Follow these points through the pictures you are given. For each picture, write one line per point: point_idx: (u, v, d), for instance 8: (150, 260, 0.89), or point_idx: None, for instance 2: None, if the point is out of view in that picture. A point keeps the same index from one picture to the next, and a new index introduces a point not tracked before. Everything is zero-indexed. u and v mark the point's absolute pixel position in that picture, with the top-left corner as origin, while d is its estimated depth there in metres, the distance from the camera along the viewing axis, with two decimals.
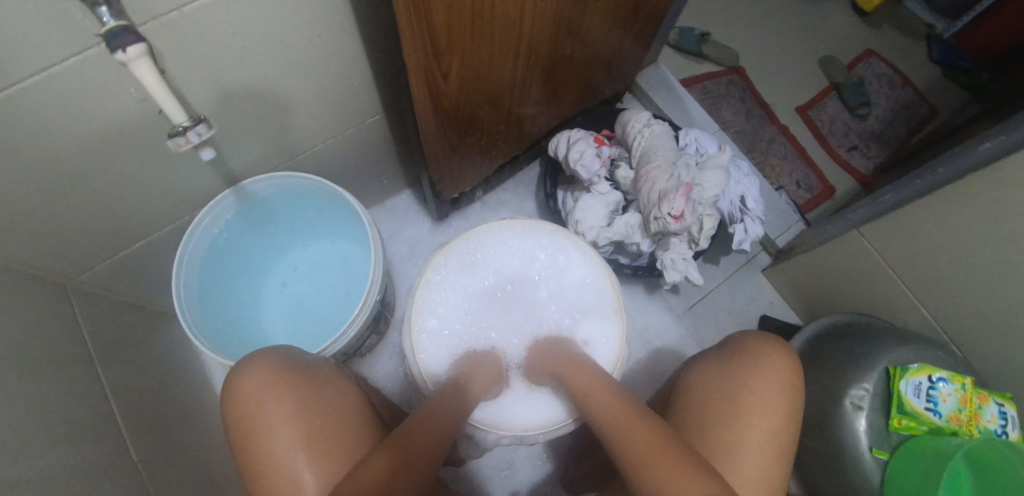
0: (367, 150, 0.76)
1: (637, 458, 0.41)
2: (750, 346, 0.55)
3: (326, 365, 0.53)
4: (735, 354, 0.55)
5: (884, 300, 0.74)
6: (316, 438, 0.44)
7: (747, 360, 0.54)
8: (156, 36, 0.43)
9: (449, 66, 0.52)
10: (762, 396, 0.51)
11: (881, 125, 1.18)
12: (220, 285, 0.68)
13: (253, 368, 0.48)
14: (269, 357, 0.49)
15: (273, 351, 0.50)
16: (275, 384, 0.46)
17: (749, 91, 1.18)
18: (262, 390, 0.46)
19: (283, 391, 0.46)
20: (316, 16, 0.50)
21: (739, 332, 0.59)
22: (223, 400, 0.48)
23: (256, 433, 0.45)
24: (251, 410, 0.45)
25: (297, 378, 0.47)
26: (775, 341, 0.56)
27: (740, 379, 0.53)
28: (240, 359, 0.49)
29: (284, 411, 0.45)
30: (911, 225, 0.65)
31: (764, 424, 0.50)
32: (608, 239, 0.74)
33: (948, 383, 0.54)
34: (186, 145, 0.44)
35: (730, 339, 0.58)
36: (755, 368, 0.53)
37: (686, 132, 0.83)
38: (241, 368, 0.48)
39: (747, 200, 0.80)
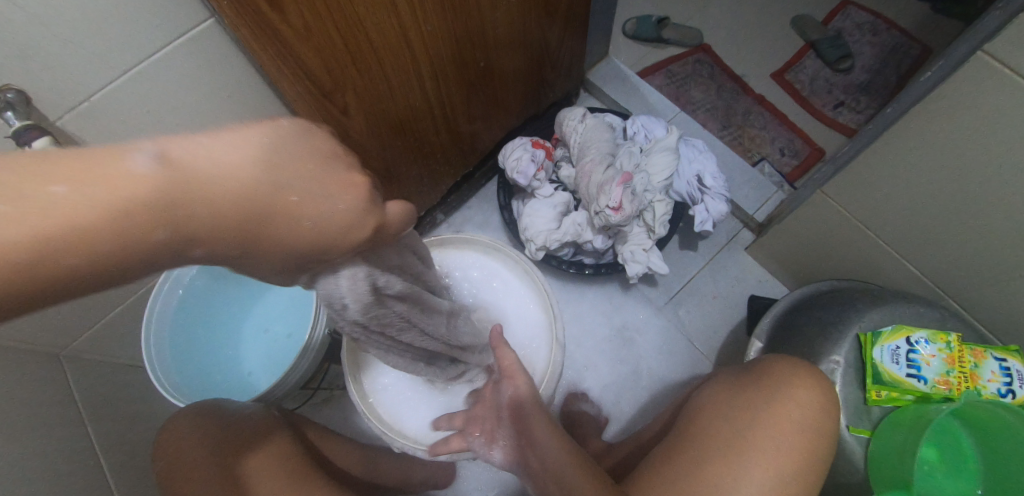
0: None
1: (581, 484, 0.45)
2: (776, 370, 0.53)
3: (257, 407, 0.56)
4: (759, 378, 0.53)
5: (866, 260, 0.68)
6: (224, 472, 0.48)
7: (772, 385, 0.51)
8: (74, 126, 0.48)
9: (345, 102, 0.54)
10: (780, 428, 0.48)
11: (868, 75, 1.11)
12: (196, 338, 0.73)
13: (176, 423, 0.51)
14: (189, 410, 0.53)
15: (203, 406, 0.53)
16: (191, 428, 0.51)
17: (717, 66, 1.14)
18: (178, 439, 0.50)
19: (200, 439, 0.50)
20: (221, 81, 0.54)
21: (770, 354, 0.57)
22: (156, 449, 0.51)
23: (171, 479, 0.48)
24: (171, 459, 0.49)
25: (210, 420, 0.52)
26: (798, 360, 0.55)
27: (758, 404, 0.50)
28: (180, 412, 0.53)
29: (192, 455, 0.49)
30: (871, 175, 0.59)
31: (776, 466, 0.47)
32: (552, 240, 0.73)
33: (929, 343, 0.49)
34: None
35: (758, 367, 0.55)
36: (779, 393, 0.50)
37: (632, 120, 0.80)
38: (177, 421, 0.52)
39: (704, 178, 0.76)
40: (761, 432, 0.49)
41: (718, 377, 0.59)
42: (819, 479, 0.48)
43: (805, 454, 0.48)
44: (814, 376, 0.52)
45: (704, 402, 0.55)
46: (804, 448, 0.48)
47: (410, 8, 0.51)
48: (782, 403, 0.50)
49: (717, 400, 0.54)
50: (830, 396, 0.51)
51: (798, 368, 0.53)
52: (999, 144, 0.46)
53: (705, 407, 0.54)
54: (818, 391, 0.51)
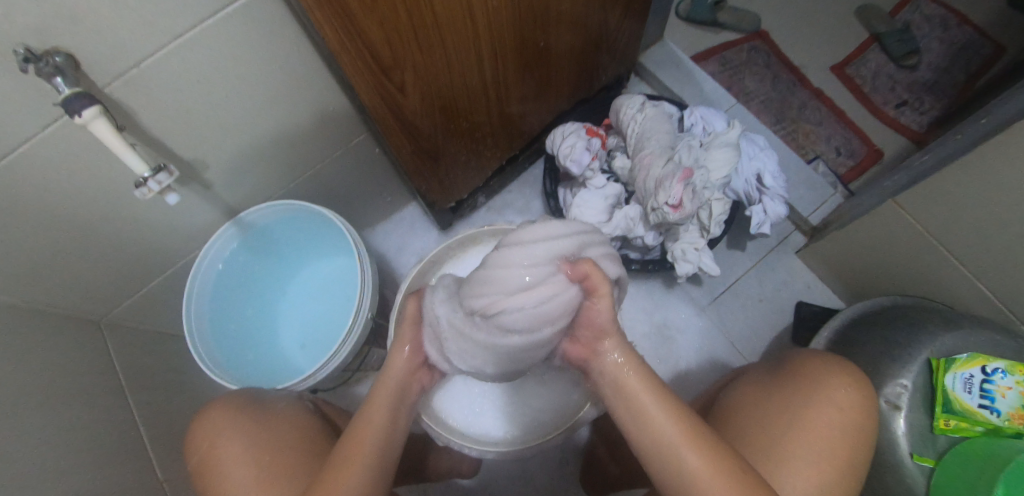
0: (362, 168, 0.78)
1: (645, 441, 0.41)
2: (810, 370, 0.51)
3: (287, 400, 0.56)
4: (792, 377, 0.51)
5: (933, 277, 0.64)
6: (263, 472, 0.46)
7: (802, 384, 0.50)
8: (124, 94, 0.45)
9: (402, 80, 0.51)
10: (815, 429, 0.47)
11: (935, 73, 1.04)
12: (234, 314, 0.73)
13: (209, 417, 0.51)
14: (229, 400, 0.53)
15: (231, 398, 0.53)
16: (230, 424, 0.50)
17: (774, 55, 1.08)
18: (218, 430, 0.50)
19: (233, 434, 0.49)
20: (273, 51, 0.51)
21: (800, 352, 0.55)
22: (189, 444, 0.51)
23: (216, 472, 0.48)
24: (206, 454, 0.49)
25: (251, 411, 0.51)
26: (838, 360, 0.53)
27: (792, 405, 0.49)
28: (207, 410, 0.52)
29: (236, 450, 0.48)
30: (954, 190, 0.55)
31: (818, 475, 0.45)
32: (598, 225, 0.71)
33: (1007, 375, 0.46)
34: (151, 192, 0.47)
35: (790, 367, 0.53)
36: (815, 395, 0.48)
37: (691, 110, 0.76)
38: (204, 417, 0.51)
39: (764, 177, 0.73)
40: (800, 442, 0.46)
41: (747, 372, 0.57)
42: (857, 484, 0.46)
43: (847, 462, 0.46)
44: (852, 378, 0.50)
45: (732, 403, 0.53)
46: (845, 455, 0.46)
47: None
48: (822, 407, 0.48)
49: (743, 400, 0.52)
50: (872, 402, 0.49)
51: (833, 370, 0.51)
52: None
53: (732, 410, 0.52)
54: (857, 394, 0.49)
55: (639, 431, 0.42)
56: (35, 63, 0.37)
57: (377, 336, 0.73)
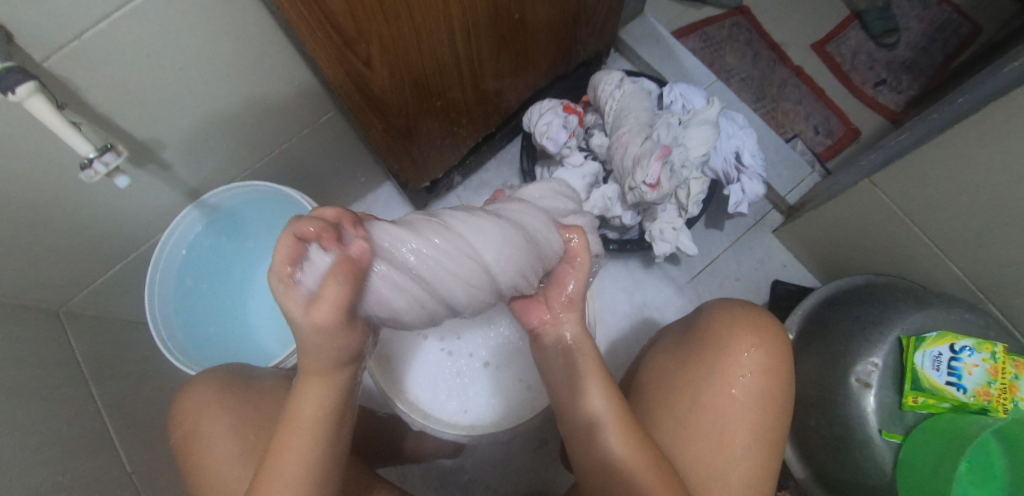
0: (332, 146, 0.75)
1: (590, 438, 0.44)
2: (710, 331, 0.48)
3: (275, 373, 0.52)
4: (692, 338, 0.49)
5: (905, 256, 0.65)
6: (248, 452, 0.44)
7: (703, 350, 0.47)
8: (64, 69, 0.42)
9: (367, 54, 0.48)
10: (723, 404, 0.45)
11: (913, 53, 1.04)
12: (202, 300, 0.71)
13: (194, 391, 0.47)
14: (212, 374, 0.49)
15: (212, 373, 0.49)
16: (212, 398, 0.46)
17: (755, 32, 1.06)
18: (199, 406, 0.46)
19: (218, 412, 0.45)
20: (227, 22, 0.47)
21: (715, 303, 0.52)
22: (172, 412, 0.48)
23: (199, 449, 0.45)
24: (188, 429, 0.46)
25: (234, 387, 0.48)
26: (756, 315, 0.49)
27: (696, 376, 0.47)
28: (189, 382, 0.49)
29: (218, 425, 0.45)
30: (927, 170, 0.56)
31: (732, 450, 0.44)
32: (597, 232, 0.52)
33: (974, 352, 0.47)
34: (99, 174, 0.44)
35: (698, 326, 0.50)
36: (712, 363, 0.46)
37: (670, 87, 0.75)
38: (190, 388, 0.48)
39: (742, 155, 0.72)
40: (707, 417, 0.45)
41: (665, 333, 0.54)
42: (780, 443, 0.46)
43: (764, 430, 0.44)
44: (759, 338, 0.47)
45: (655, 366, 0.51)
46: (758, 421, 0.45)
47: None
48: (725, 377, 0.46)
49: (662, 364, 0.50)
50: (783, 364, 0.46)
51: (736, 326, 0.48)
52: None
53: (657, 373, 0.50)
54: (763, 353, 0.46)
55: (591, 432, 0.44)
56: None
57: None
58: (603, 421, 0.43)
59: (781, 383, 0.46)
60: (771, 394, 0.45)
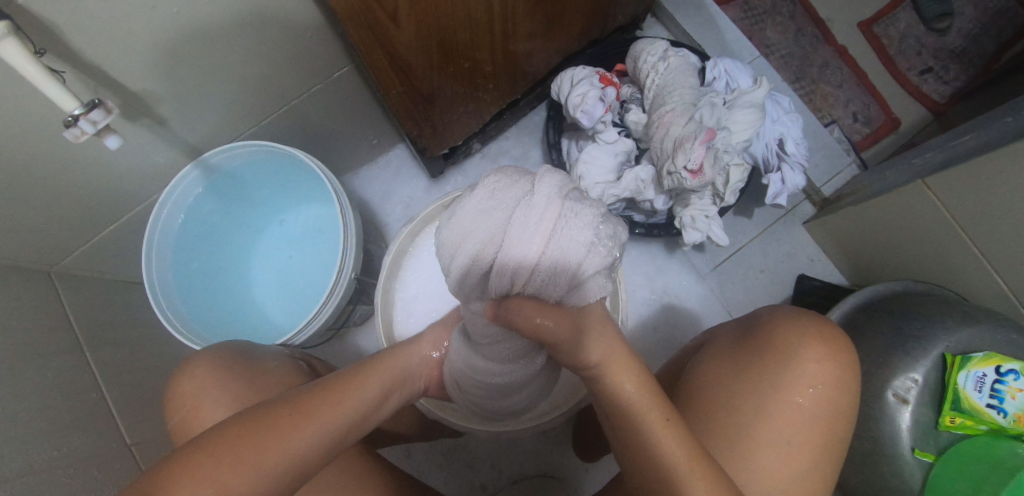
0: (345, 106, 0.69)
1: (661, 468, 0.35)
2: (775, 338, 0.45)
3: (277, 356, 0.49)
4: (752, 345, 0.46)
5: (946, 263, 0.62)
6: None
7: (774, 364, 0.44)
8: (44, 7, 0.35)
9: (396, 7, 0.42)
10: (789, 417, 0.42)
11: (965, 40, 0.97)
12: (203, 264, 0.66)
13: (187, 371, 0.45)
14: (214, 353, 0.46)
15: (213, 348, 0.47)
16: (215, 383, 0.43)
17: (801, 3, 0.98)
18: (203, 388, 0.43)
19: (216, 393, 0.43)
20: None
21: (776, 307, 0.50)
22: (167, 394, 0.45)
23: (198, 433, 0.42)
24: (187, 414, 0.43)
25: (240, 370, 0.45)
26: (825, 326, 0.46)
27: (762, 388, 0.44)
28: (187, 356, 0.46)
29: (222, 414, 0.42)
30: (991, 179, 0.52)
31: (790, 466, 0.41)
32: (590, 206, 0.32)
33: (1020, 376, 0.44)
34: (85, 134, 0.38)
35: (755, 331, 0.48)
36: (783, 373, 0.44)
37: (714, 62, 0.69)
38: (183, 368, 0.45)
39: (786, 143, 0.67)
40: (767, 430, 0.42)
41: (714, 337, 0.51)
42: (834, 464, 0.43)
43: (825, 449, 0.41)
44: (827, 349, 0.44)
45: (699, 372, 0.48)
46: (820, 437, 0.43)
47: None
48: (790, 389, 0.43)
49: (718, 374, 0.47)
50: (852, 383, 0.44)
51: (806, 336, 0.45)
52: None
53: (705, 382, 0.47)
54: (830, 367, 0.44)
55: (660, 462, 0.35)
56: None
57: (361, 294, 0.69)
58: (684, 446, 0.35)
59: (847, 399, 0.44)
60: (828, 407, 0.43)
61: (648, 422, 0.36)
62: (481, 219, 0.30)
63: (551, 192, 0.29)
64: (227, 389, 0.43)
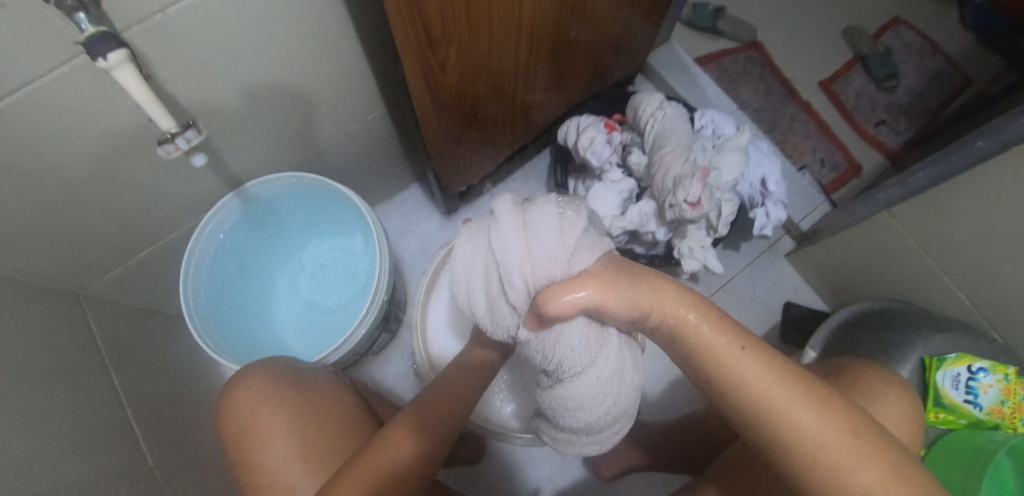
0: (373, 146, 0.75)
1: (752, 405, 0.36)
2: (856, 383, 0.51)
3: (325, 372, 0.51)
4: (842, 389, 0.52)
5: (918, 285, 0.70)
6: (310, 448, 0.43)
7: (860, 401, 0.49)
8: (142, 41, 0.41)
9: (445, 56, 0.49)
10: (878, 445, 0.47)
11: (910, 97, 1.11)
12: (230, 291, 0.68)
13: (244, 383, 0.46)
14: (266, 368, 0.47)
15: (265, 364, 0.48)
16: (270, 394, 0.45)
17: (768, 67, 1.12)
18: (258, 400, 0.44)
19: (274, 404, 0.44)
20: (305, 10, 0.48)
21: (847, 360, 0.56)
22: (220, 406, 0.46)
23: (253, 444, 0.43)
24: (243, 423, 0.44)
25: (293, 382, 0.46)
26: (880, 376, 0.52)
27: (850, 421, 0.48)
28: (240, 368, 0.48)
29: (281, 424, 0.43)
30: (947, 206, 0.60)
31: None
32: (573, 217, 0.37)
33: (989, 373, 0.52)
34: (177, 151, 0.43)
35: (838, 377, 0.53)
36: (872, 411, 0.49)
37: (702, 113, 0.78)
38: (238, 380, 0.46)
39: (768, 182, 0.76)
40: None
41: None
42: None
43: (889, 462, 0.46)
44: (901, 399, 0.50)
45: None
46: None
47: None
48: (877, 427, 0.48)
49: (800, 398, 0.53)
50: (913, 420, 0.49)
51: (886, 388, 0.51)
52: None
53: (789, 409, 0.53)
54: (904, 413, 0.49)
55: (753, 397, 0.36)
56: None
57: (387, 321, 0.71)
58: (772, 381, 0.36)
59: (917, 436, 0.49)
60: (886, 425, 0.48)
61: (723, 356, 0.37)
62: (472, 262, 0.37)
63: (512, 209, 0.35)
64: (287, 402, 0.44)
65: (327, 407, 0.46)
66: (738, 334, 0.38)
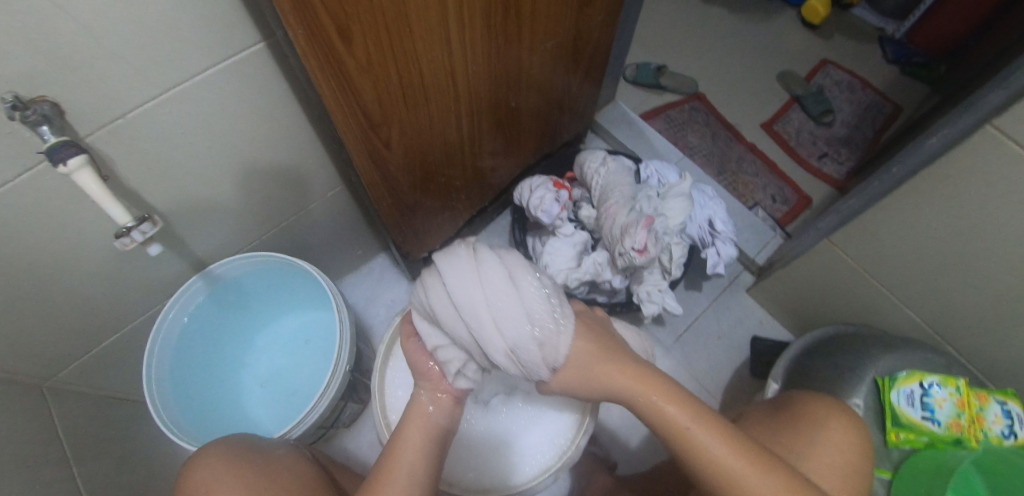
0: (337, 218, 0.79)
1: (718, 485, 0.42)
2: (807, 411, 0.53)
3: (285, 445, 0.52)
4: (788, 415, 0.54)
5: (869, 307, 0.72)
6: None
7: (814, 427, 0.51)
8: (104, 144, 0.46)
9: (388, 136, 0.54)
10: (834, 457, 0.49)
11: (848, 129, 1.20)
12: (196, 373, 0.69)
13: (202, 460, 0.47)
14: (224, 445, 0.48)
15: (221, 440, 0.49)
16: (225, 472, 0.45)
17: (711, 115, 1.21)
18: (212, 478, 0.45)
19: (231, 478, 0.45)
20: (258, 104, 0.53)
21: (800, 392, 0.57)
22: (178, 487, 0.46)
23: None
24: None
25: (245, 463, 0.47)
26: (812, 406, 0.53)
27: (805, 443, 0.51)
28: (196, 449, 0.49)
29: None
30: (875, 229, 0.64)
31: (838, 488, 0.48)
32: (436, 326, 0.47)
33: (941, 387, 0.52)
34: (134, 243, 0.46)
35: (791, 408, 0.55)
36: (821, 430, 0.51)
37: (646, 164, 0.84)
38: (196, 458, 0.47)
39: (715, 223, 0.81)
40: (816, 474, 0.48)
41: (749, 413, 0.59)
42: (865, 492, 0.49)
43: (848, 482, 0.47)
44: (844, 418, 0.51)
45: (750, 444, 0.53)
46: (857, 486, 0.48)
47: (461, 47, 0.52)
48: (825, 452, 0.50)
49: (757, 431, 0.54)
50: (859, 443, 0.50)
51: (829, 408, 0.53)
52: (998, 208, 0.51)
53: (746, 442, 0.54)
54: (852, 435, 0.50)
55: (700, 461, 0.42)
56: (21, 111, 0.37)
57: (354, 391, 0.71)
58: (717, 447, 0.42)
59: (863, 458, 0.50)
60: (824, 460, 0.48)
61: (678, 433, 0.43)
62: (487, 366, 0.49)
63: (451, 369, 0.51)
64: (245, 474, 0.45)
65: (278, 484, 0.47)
66: (691, 416, 0.44)
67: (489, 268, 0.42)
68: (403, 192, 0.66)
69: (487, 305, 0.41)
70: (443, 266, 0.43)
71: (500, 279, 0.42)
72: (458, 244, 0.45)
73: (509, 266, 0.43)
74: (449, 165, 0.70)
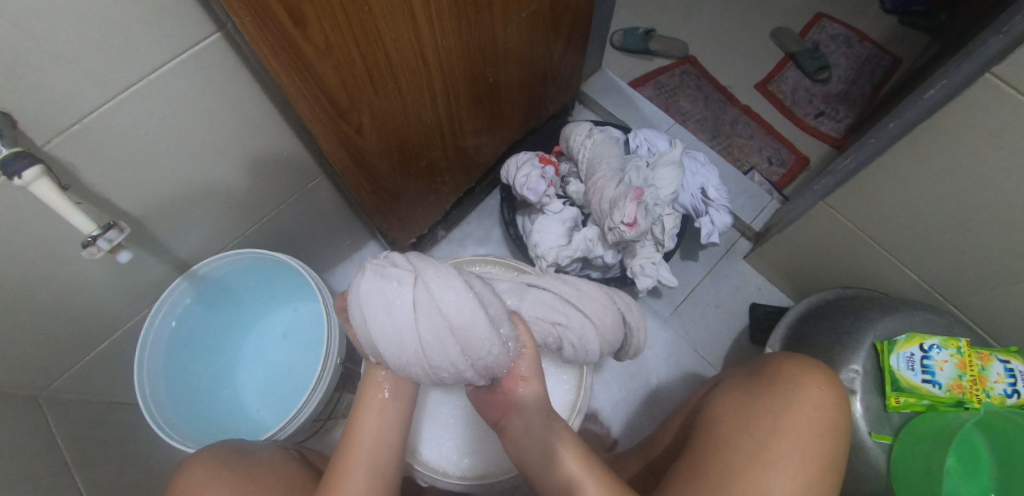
0: (320, 210, 0.77)
1: None
2: (784, 373, 0.52)
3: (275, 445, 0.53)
4: (758, 376, 0.53)
5: (867, 268, 0.71)
6: None
7: (786, 385, 0.50)
8: (66, 151, 0.44)
9: (359, 122, 0.52)
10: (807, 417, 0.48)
11: (845, 85, 1.15)
12: (190, 373, 0.69)
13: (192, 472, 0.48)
14: (211, 453, 0.50)
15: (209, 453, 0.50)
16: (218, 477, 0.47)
17: (703, 78, 1.17)
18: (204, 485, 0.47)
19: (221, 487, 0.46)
20: (223, 100, 0.51)
21: (775, 353, 0.57)
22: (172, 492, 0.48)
23: None
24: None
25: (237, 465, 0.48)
26: (801, 359, 0.54)
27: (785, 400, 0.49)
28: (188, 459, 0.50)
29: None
30: (871, 189, 0.62)
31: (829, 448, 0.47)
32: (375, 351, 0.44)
33: (941, 349, 0.52)
34: (102, 252, 0.44)
35: (766, 367, 0.54)
36: (797, 389, 0.50)
37: (635, 133, 0.82)
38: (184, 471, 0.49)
39: (708, 190, 0.79)
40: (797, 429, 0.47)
41: (725, 380, 0.57)
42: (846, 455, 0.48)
43: (825, 437, 0.47)
44: (822, 376, 0.51)
45: (723, 405, 0.52)
46: (835, 442, 0.47)
47: (428, 24, 0.49)
48: (803, 409, 0.48)
49: (731, 411, 0.51)
50: (839, 399, 0.49)
51: (807, 369, 0.52)
52: (1000, 161, 0.48)
53: (720, 416, 0.51)
54: (831, 391, 0.50)
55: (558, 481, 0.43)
56: None
57: (349, 381, 0.71)
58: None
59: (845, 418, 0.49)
60: (802, 417, 0.48)
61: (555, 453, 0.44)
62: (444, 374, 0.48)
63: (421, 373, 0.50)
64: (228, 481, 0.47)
65: (268, 483, 0.48)
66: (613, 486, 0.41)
67: (426, 355, 0.39)
68: (383, 178, 0.64)
69: (424, 372, 0.40)
70: (374, 320, 0.39)
71: (438, 356, 0.39)
72: (395, 301, 0.39)
73: (450, 334, 0.38)
74: (429, 148, 0.68)
